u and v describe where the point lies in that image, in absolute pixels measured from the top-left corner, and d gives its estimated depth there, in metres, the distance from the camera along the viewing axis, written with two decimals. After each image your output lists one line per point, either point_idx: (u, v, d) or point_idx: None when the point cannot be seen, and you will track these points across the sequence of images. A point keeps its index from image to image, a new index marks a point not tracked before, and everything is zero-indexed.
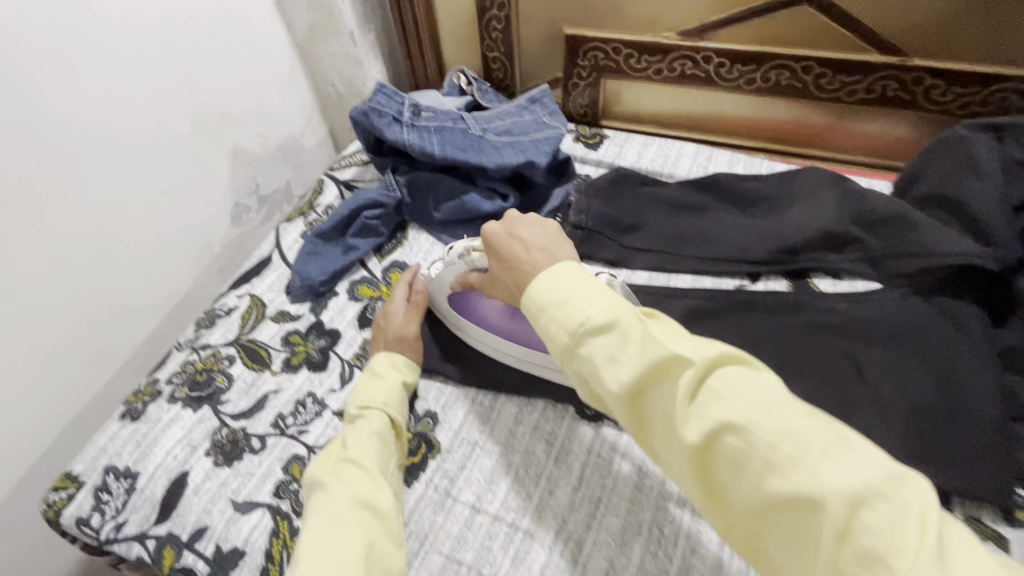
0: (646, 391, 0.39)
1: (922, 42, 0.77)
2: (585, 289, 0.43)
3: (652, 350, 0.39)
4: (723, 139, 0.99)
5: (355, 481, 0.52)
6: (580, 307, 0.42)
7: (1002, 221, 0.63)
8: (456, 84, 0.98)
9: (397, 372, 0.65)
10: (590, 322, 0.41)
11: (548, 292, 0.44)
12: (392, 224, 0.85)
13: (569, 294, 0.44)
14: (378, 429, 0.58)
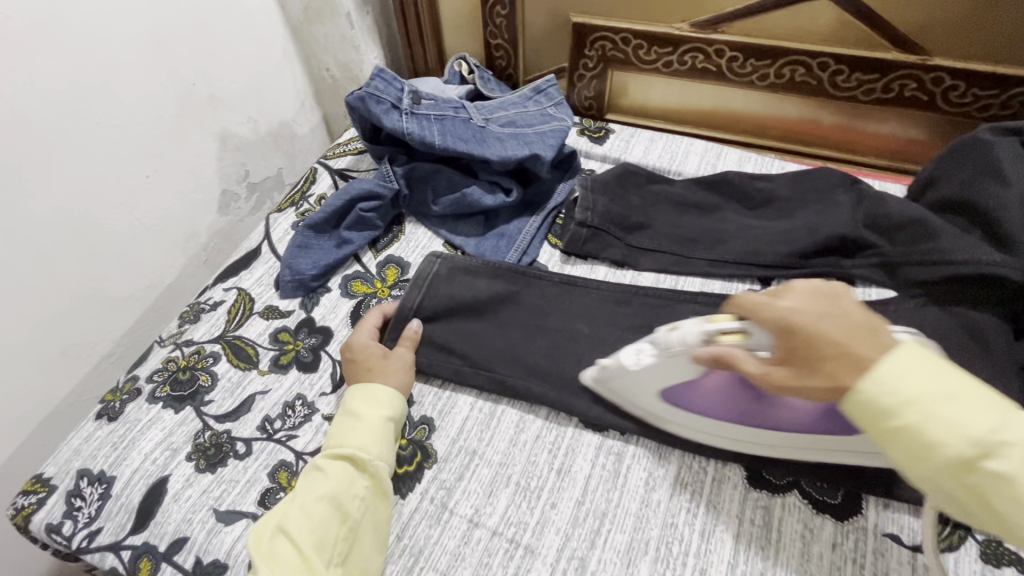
0: (930, 421, 0.37)
1: (943, 41, 0.75)
2: (919, 372, 0.38)
3: (916, 388, 0.37)
4: (732, 136, 0.96)
5: (282, 559, 0.48)
6: (925, 395, 0.37)
7: None
8: (457, 72, 0.94)
9: (373, 410, 0.57)
10: (896, 384, 0.38)
11: (882, 384, 0.38)
12: (388, 217, 0.81)
13: (896, 360, 0.38)
14: (329, 490, 0.52)
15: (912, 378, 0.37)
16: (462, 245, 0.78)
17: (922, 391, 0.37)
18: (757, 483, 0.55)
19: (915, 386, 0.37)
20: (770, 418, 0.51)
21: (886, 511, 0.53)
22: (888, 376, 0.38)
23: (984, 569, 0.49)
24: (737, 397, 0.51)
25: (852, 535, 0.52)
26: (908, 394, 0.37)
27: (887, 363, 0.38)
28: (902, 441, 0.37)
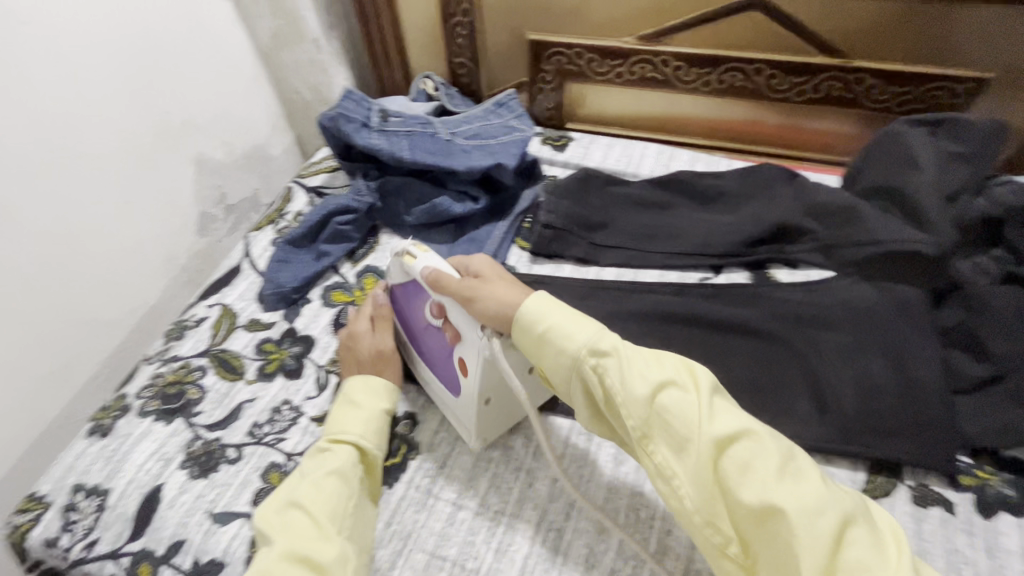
0: (620, 398, 0.49)
1: (861, 45, 0.83)
2: (638, 365, 0.49)
3: (684, 412, 0.46)
4: (684, 139, 1.03)
5: (295, 526, 0.50)
6: (670, 392, 0.48)
7: (940, 209, 0.68)
8: (423, 90, 0.99)
9: (366, 395, 0.61)
10: (585, 350, 0.51)
11: (525, 332, 0.53)
12: (363, 229, 0.85)
13: (549, 315, 0.53)
14: (336, 465, 0.54)
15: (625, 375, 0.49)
16: (435, 252, 0.83)
17: (613, 377, 0.49)
18: None
19: (672, 406, 0.47)
20: (420, 339, 0.66)
21: None
22: (603, 350, 0.51)
23: (915, 510, 0.57)
24: (416, 320, 0.66)
25: None
26: (541, 355, 0.53)
27: (627, 370, 0.49)
28: (552, 378, 0.53)
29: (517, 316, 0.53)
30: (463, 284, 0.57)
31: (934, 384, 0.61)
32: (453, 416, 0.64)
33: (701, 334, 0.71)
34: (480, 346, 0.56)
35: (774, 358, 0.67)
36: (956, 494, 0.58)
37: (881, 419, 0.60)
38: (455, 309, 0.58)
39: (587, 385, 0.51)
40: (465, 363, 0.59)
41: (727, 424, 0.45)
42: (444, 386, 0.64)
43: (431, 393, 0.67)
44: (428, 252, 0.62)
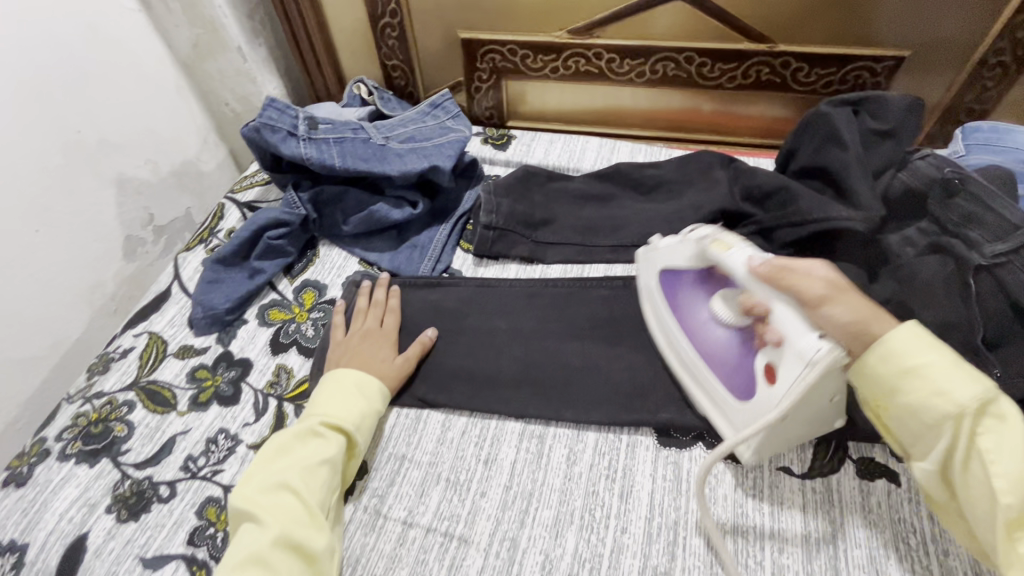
0: (994, 466, 0.43)
1: (787, 30, 0.84)
2: (975, 415, 0.45)
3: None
4: (624, 131, 1.03)
5: (286, 511, 0.51)
6: (1010, 467, 0.43)
7: (867, 185, 0.69)
8: (356, 94, 0.96)
9: (360, 384, 0.62)
10: (970, 404, 0.45)
11: (879, 362, 0.48)
12: (300, 243, 0.82)
13: (911, 354, 0.47)
14: (330, 454, 0.55)
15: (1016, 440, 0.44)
16: (377, 261, 0.80)
17: (993, 443, 0.44)
18: (665, 441, 0.61)
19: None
20: (697, 331, 0.61)
21: (778, 447, 0.59)
22: (995, 410, 0.45)
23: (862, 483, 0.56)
24: (703, 309, 0.62)
25: (750, 473, 0.57)
26: (896, 388, 0.48)
27: (998, 453, 0.44)
28: (906, 421, 0.48)
29: (879, 341, 0.48)
30: (822, 285, 0.51)
31: None
32: (712, 406, 0.59)
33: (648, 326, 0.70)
34: (805, 354, 0.48)
35: None
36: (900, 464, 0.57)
37: None
38: (781, 307, 0.52)
39: (953, 444, 0.46)
40: (772, 371, 0.52)
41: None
42: (728, 391, 0.57)
43: (694, 393, 0.61)
44: (739, 244, 0.57)
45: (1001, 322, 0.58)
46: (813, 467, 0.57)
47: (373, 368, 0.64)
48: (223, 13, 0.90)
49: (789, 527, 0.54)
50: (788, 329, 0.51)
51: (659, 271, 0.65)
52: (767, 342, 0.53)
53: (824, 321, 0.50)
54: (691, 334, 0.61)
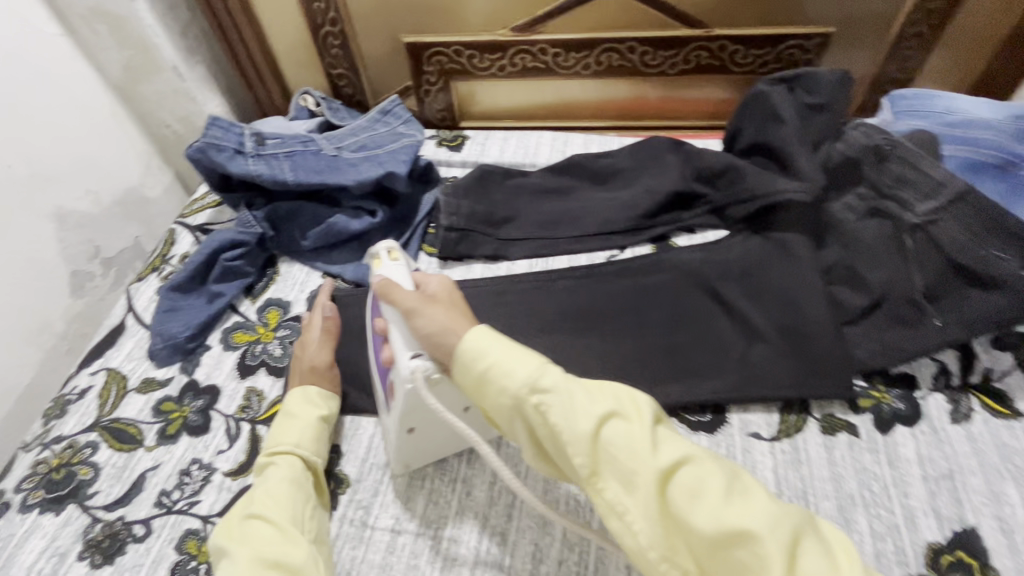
0: (565, 436, 0.44)
1: (721, 14, 0.87)
2: (517, 364, 0.46)
3: (626, 447, 0.42)
4: (576, 123, 1.05)
5: (259, 535, 0.48)
6: (577, 420, 0.44)
7: (807, 157, 0.73)
8: (304, 106, 0.95)
9: (306, 409, 0.60)
10: (524, 389, 0.45)
11: (464, 367, 0.47)
12: (259, 261, 0.80)
13: (489, 351, 0.47)
14: (284, 474, 0.54)
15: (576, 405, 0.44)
16: (340, 272, 0.79)
17: (556, 415, 0.44)
18: None
19: (612, 444, 0.43)
20: (372, 352, 0.63)
21: (746, 415, 0.64)
22: (545, 385, 0.45)
23: (826, 440, 0.60)
24: (370, 332, 0.62)
25: None
26: (478, 389, 0.47)
27: (558, 416, 0.44)
28: (491, 412, 0.47)
29: (455, 345, 0.48)
30: (416, 300, 0.52)
31: (826, 321, 0.65)
32: (383, 436, 0.62)
33: (616, 311, 0.72)
34: (413, 371, 0.51)
35: (686, 322, 0.70)
36: (858, 417, 0.62)
37: (788, 362, 0.64)
38: (398, 326, 0.53)
39: (528, 423, 0.46)
40: (393, 389, 0.55)
41: (671, 452, 0.42)
42: (382, 404, 0.60)
43: (378, 407, 0.63)
44: (400, 262, 0.58)
45: (936, 275, 0.62)
46: (779, 429, 0.62)
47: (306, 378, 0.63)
48: (155, 32, 0.88)
49: None
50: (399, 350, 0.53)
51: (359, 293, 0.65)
52: (387, 359, 0.55)
53: (415, 330, 0.51)
54: (369, 343, 0.64)
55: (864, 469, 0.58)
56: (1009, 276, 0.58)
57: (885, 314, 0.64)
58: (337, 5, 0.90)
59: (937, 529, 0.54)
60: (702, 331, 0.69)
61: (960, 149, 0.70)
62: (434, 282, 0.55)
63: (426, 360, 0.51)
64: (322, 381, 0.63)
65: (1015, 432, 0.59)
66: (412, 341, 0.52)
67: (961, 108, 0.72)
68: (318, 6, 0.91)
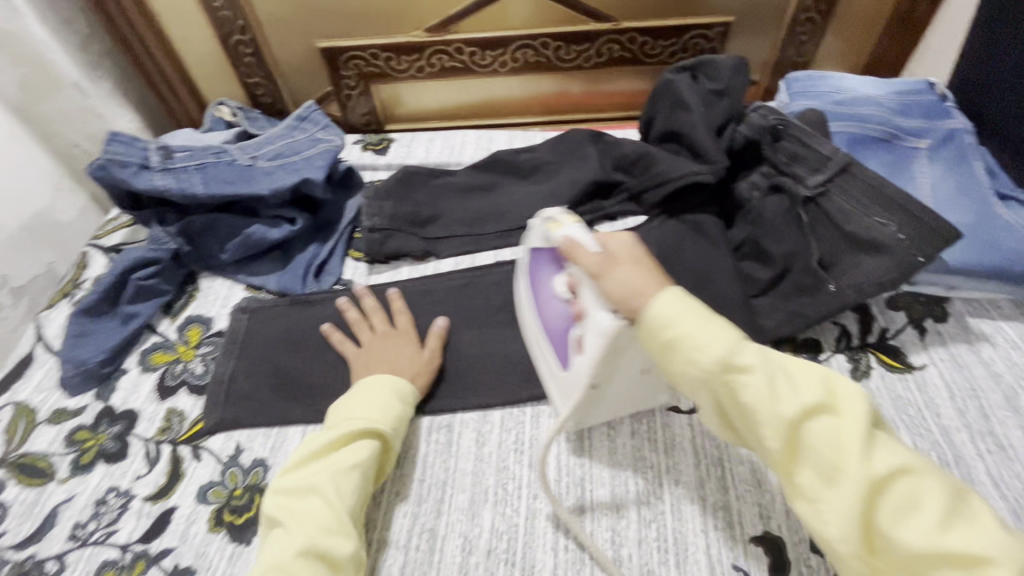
0: (761, 418, 0.42)
1: (626, 8, 0.90)
2: (708, 329, 0.44)
3: (830, 442, 0.40)
4: (501, 120, 1.06)
5: (314, 514, 0.49)
6: (764, 413, 0.42)
7: (711, 140, 0.76)
8: (219, 117, 0.92)
9: (389, 392, 0.59)
10: (723, 359, 0.43)
11: (651, 330, 0.45)
12: (177, 279, 0.78)
13: (677, 320, 0.44)
14: (359, 458, 0.53)
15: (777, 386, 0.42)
16: (263, 283, 0.78)
17: (750, 399, 0.42)
18: None
19: (815, 435, 0.40)
20: (543, 312, 0.62)
21: None
22: (740, 363, 0.43)
23: None
24: (545, 290, 0.61)
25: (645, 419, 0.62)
26: (664, 353, 0.45)
27: (753, 405, 0.42)
28: (680, 381, 0.45)
29: (642, 307, 0.46)
30: (599, 259, 0.50)
31: (736, 294, 0.68)
32: (555, 391, 0.60)
33: None
34: (602, 330, 0.48)
35: None
36: None
37: None
38: (585, 284, 0.52)
39: (716, 399, 0.45)
40: (581, 343, 0.52)
41: (886, 460, 0.39)
42: (557, 363, 0.59)
43: (545, 373, 0.62)
44: (577, 222, 0.57)
45: (830, 244, 0.66)
46: None
47: (405, 367, 0.64)
48: (50, 48, 0.84)
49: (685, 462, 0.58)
50: (590, 307, 0.51)
51: (529, 254, 0.65)
52: (578, 315, 0.53)
53: (605, 288, 0.49)
54: (539, 307, 0.63)
55: None
56: (889, 240, 0.61)
57: (789, 284, 0.67)
58: (244, 13, 0.88)
59: None
60: None
61: (848, 124, 0.75)
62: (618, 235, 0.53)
63: (623, 318, 0.48)
64: (388, 370, 0.63)
65: (909, 384, 0.63)
66: (604, 298, 0.49)
67: (844, 91, 0.78)
68: (224, 15, 0.89)
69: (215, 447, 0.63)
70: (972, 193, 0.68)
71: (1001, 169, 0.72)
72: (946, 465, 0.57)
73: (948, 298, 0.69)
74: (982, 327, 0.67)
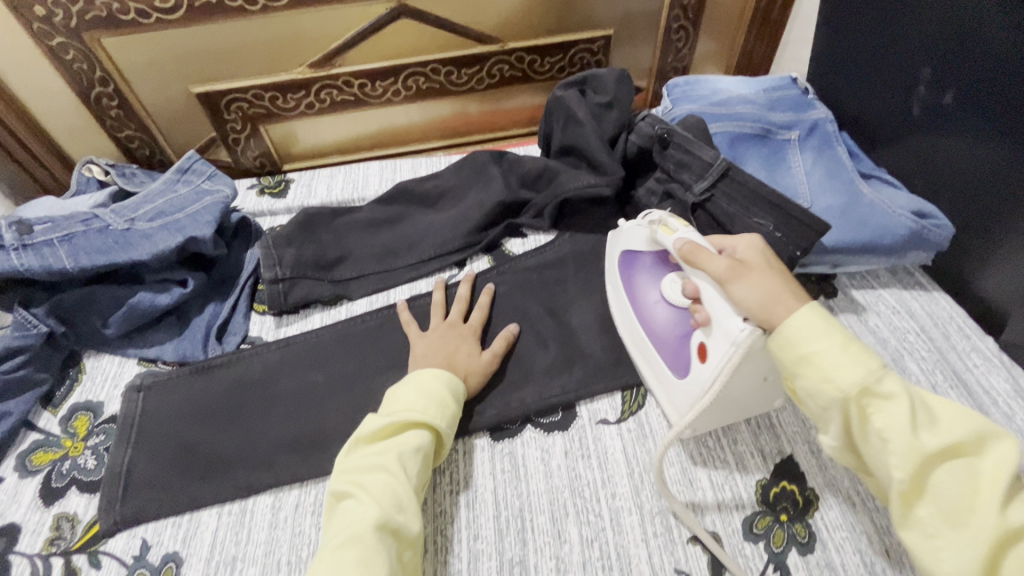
0: (889, 445, 0.41)
1: (510, 29, 0.92)
2: (848, 361, 0.42)
3: (958, 484, 0.40)
4: (404, 148, 1.04)
5: (383, 489, 0.49)
6: (889, 450, 0.41)
7: (606, 151, 0.78)
8: (90, 177, 0.84)
9: (445, 387, 0.58)
10: (854, 389, 0.42)
11: (784, 348, 0.45)
12: (55, 365, 0.70)
13: (816, 338, 0.43)
14: (419, 443, 0.53)
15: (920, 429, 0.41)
16: (158, 354, 0.71)
17: (883, 424, 0.41)
18: (501, 435, 0.63)
19: (941, 476, 0.40)
20: (644, 316, 0.61)
21: (594, 404, 0.65)
22: (881, 390, 0.42)
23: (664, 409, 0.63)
24: (652, 287, 0.61)
25: (577, 436, 0.62)
26: (793, 372, 0.45)
27: (878, 425, 0.41)
28: (803, 404, 0.46)
29: (784, 322, 0.45)
30: (729, 266, 0.50)
31: None
32: (660, 391, 0.60)
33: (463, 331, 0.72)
34: (736, 338, 0.47)
35: (529, 328, 0.71)
36: None
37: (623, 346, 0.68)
38: (707, 291, 0.52)
39: (844, 420, 0.43)
40: (704, 352, 0.52)
41: (1022, 514, 0.38)
42: (666, 372, 0.58)
43: (648, 377, 0.62)
44: (688, 227, 0.58)
45: None
46: (625, 410, 0.64)
47: (462, 366, 0.63)
48: None
49: (619, 475, 0.59)
50: (716, 313, 0.51)
51: (628, 252, 0.65)
52: (697, 323, 0.53)
53: (736, 299, 0.48)
54: (638, 313, 0.62)
55: (700, 428, 0.61)
56: (767, 238, 0.65)
57: None
58: (102, 64, 0.81)
59: (763, 465, 0.58)
60: (545, 333, 0.71)
61: (726, 124, 0.79)
62: (745, 244, 0.53)
63: (759, 328, 0.47)
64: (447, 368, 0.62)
65: None
66: (735, 308, 0.49)
67: (716, 95, 0.83)
68: (80, 68, 0.81)
69: (118, 548, 0.57)
70: (841, 177, 0.74)
71: (861, 152, 0.79)
72: None
73: (834, 275, 0.75)
74: (866, 297, 0.73)
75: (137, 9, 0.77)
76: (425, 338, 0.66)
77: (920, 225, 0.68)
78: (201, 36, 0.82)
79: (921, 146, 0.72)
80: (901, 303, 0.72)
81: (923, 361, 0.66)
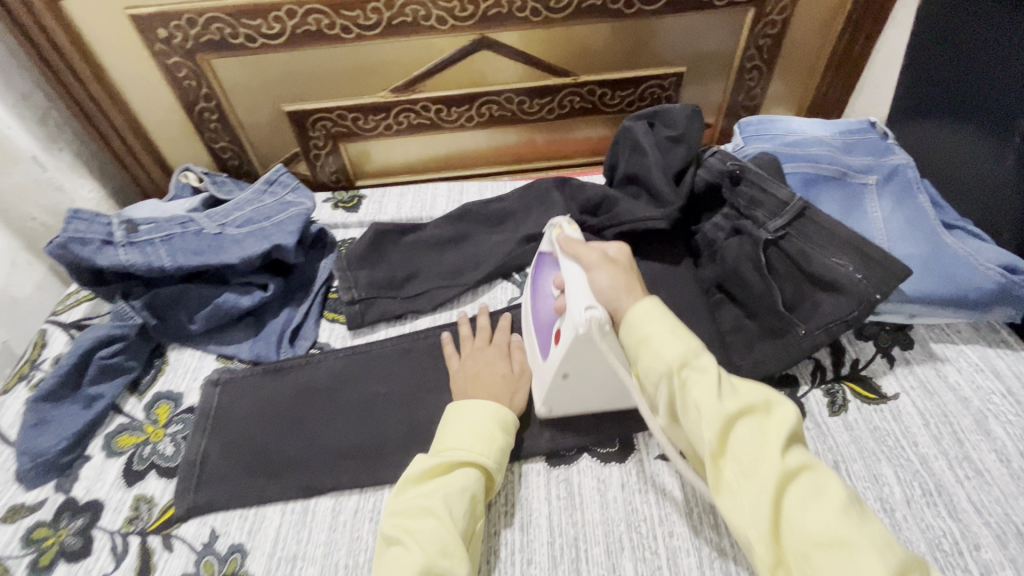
0: (700, 408, 0.46)
1: (583, 63, 0.94)
2: (651, 323, 0.51)
3: (754, 440, 0.45)
4: (471, 171, 1.09)
5: (430, 535, 0.49)
6: (700, 411, 0.46)
7: (670, 186, 0.78)
8: (185, 184, 0.90)
9: (494, 421, 0.58)
10: (674, 362, 0.49)
11: (629, 330, 0.51)
12: (144, 353, 0.75)
13: (647, 326, 0.51)
14: (465, 483, 0.53)
15: (705, 387, 0.47)
16: (235, 353, 0.76)
17: (697, 393, 0.47)
18: (557, 461, 0.63)
19: (740, 439, 0.45)
20: (537, 290, 0.67)
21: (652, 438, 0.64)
22: (698, 364, 0.48)
23: None
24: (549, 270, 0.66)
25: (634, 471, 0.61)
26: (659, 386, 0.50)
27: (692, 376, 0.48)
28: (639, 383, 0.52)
29: (633, 306, 0.52)
30: (596, 257, 0.56)
31: (708, 336, 0.70)
32: (536, 380, 0.65)
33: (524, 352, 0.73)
34: (580, 321, 0.52)
35: None
36: None
37: None
38: (570, 274, 0.57)
39: (671, 392, 0.49)
40: (560, 337, 0.57)
41: (797, 458, 0.44)
42: (538, 350, 0.64)
43: (531, 359, 0.67)
44: (578, 231, 0.63)
45: (793, 285, 0.68)
46: None
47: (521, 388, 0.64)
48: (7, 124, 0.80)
49: (677, 515, 0.57)
50: (571, 296, 0.55)
51: (535, 257, 0.71)
52: (560, 310, 0.58)
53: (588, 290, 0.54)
54: (531, 306, 0.68)
55: None
56: (847, 280, 0.64)
57: (760, 327, 0.70)
58: (209, 82, 0.89)
59: None
60: None
61: (800, 165, 0.78)
62: (616, 244, 0.59)
63: (597, 313, 0.51)
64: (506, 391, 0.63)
65: (884, 414, 0.64)
66: (590, 295, 0.54)
67: (790, 135, 0.83)
68: (188, 84, 0.89)
69: (189, 534, 0.60)
70: (921, 225, 0.72)
71: (944, 200, 0.76)
72: (929, 496, 0.58)
73: (910, 325, 0.72)
74: (946, 351, 0.70)
75: (246, 35, 0.84)
76: (486, 357, 0.68)
77: (1008, 280, 0.65)
78: (299, 60, 0.88)
79: (1012, 200, 0.69)
80: (985, 361, 0.68)
81: (1011, 426, 0.62)
